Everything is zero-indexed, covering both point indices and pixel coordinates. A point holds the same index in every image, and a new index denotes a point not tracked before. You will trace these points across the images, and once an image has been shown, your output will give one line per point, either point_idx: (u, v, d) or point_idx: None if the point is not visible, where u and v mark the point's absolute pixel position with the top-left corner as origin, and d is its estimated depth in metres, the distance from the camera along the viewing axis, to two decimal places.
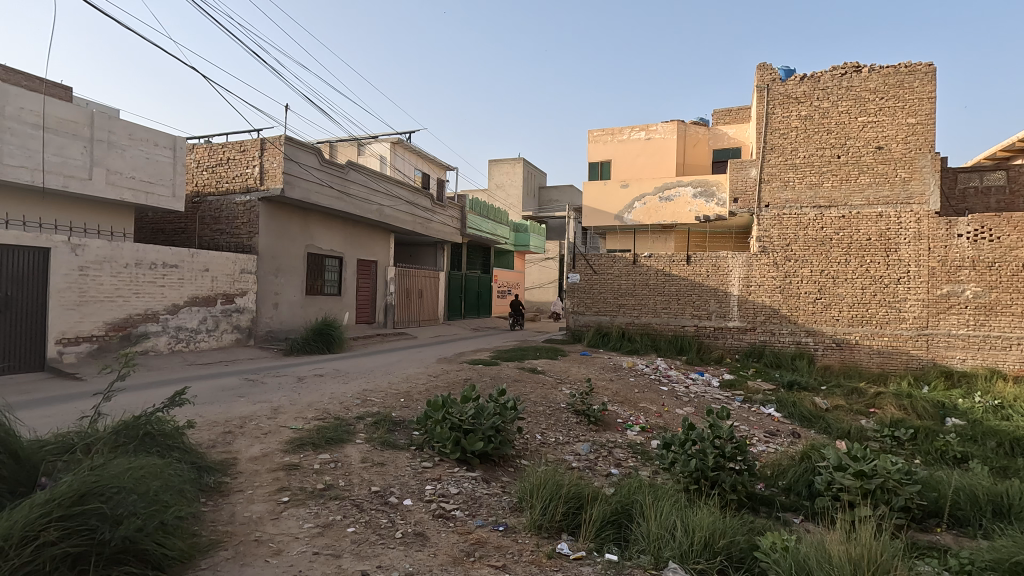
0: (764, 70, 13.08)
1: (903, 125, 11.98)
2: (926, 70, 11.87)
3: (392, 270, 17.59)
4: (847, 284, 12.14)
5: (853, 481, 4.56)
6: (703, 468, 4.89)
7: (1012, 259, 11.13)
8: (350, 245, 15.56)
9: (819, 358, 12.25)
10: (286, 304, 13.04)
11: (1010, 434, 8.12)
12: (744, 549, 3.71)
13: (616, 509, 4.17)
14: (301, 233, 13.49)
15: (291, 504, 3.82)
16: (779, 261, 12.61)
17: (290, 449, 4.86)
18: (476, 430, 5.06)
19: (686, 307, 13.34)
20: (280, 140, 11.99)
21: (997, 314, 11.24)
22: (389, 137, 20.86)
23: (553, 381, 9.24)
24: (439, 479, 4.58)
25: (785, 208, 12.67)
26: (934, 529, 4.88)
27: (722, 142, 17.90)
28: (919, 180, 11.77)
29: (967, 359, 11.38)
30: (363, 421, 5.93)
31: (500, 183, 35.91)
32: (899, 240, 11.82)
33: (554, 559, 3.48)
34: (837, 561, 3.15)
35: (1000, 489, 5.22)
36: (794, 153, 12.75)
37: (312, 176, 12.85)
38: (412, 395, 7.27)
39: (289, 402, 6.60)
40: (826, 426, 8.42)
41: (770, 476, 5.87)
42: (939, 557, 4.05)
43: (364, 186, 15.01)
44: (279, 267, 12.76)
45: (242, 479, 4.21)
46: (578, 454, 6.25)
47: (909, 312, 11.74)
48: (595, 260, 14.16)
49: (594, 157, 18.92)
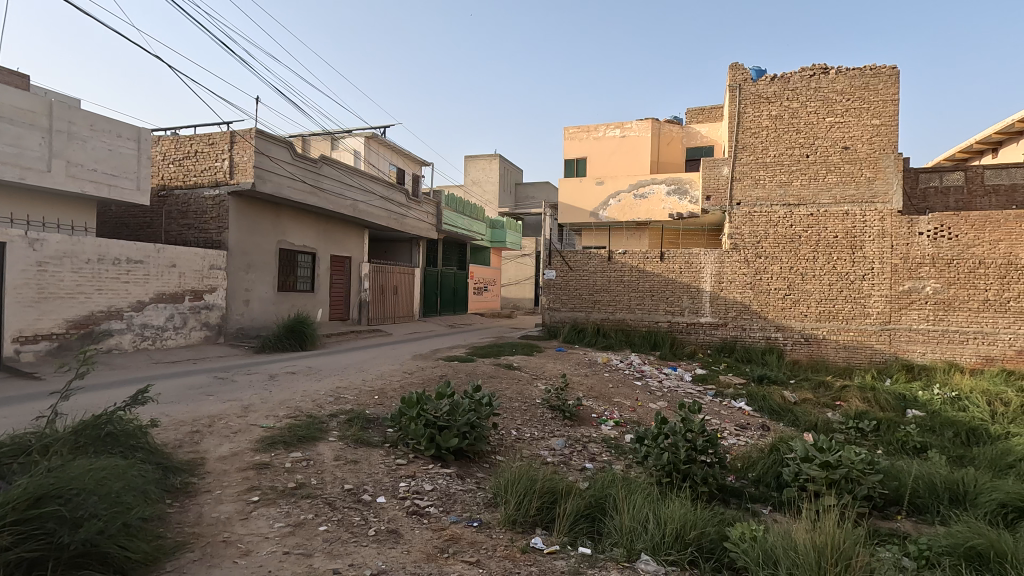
0: (737, 70, 13.31)
1: (868, 126, 12.34)
2: (889, 73, 12.26)
3: (367, 266, 17.37)
4: (815, 280, 12.45)
5: (819, 471, 4.71)
6: (675, 461, 4.99)
7: (969, 256, 11.55)
8: (323, 241, 15.33)
9: (788, 353, 12.57)
10: (257, 300, 12.77)
11: (966, 424, 8.46)
12: (714, 540, 3.78)
13: (590, 503, 4.22)
14: (273, 228, 13.21)
15: (262, 504, 3.75)
16: (750, 258, 12.88)
17: (260, 447, 4.76)
18: (452, 426, 5.03)
19: (660, 303, 13.55)
20: (250, 133, 11.72)
21: (955, 309, 11.66)
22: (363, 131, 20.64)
23: (528, 377, 9.28)
24: (413, 475, 4.56)
25: (756, 205, 12.90)
26: (895, 515, 5.05)
27: (696, 140, 18.17)
28: (883, 179, 12.14)
29: (927, 353, 11.79)
30: (336, 419, 5.87)
31: (476, 178, 35.73)
32: (864, 238, 12.15)
33: (528, 554, 3.50)
34: (802, 549, 3.24)
35: (957, 477, 5.43)
36: (764, 152, 12.99)
37: (284, 170, 12.60)
38: (386, 392, 7.20)
39: (260, 400, 6.49)
40: (794, 419, 8.64)
41: (741, 468, 5.97)
42: (899, 543, 4.20)
43: (338, 180, 14.79)
44: (250, 262, 12.48)
45: (210, 479, 4.11)
46: (553, 449, 6.28)
47: (873, 308, 12.10)
48: (571, 256, 14.21)
49: (570, 154, 19.06)
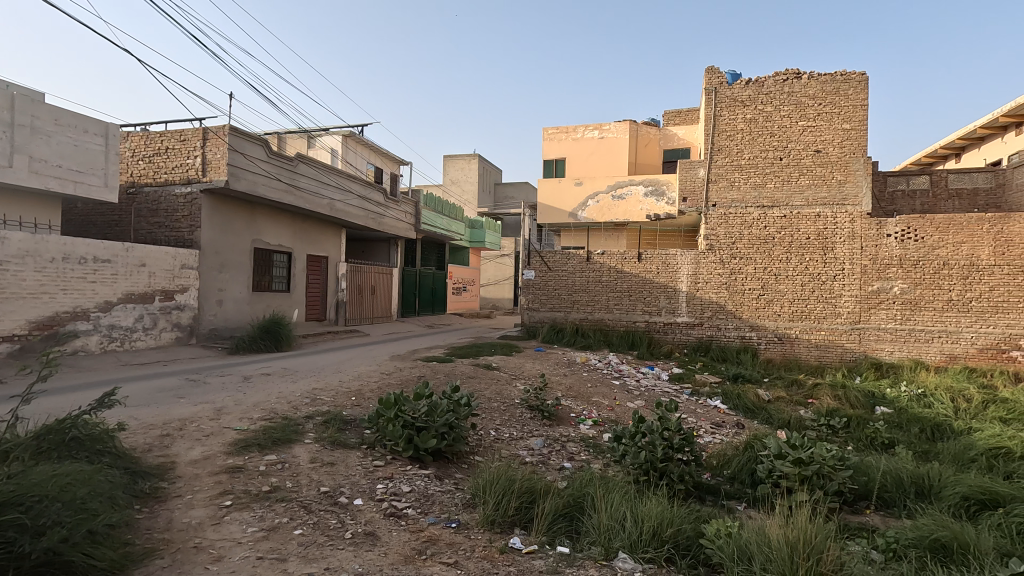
0: (713, 74, 13.52)
1: (839, 131, 12.65)
2: (859, 79, 12.58)
3: (344, 266, 17.16)
4: (788, 280, 12.71)
5: (792, 468, 4.81)
6: (652, 459, 5.03)
7: (934, 257, 11.92)
8: (299, 240, 15.09)
9: (762, 352, 12.81)
10: (231, 301, 12.51)
11: (931, 420, 8.72)
12: (691, 537, 3.83)
13: (568, 502, 4.23)
14: (247, 227, 12.96)
15: (235, 508, 3.68)
16: (725, 259, 13.10)
17: (234, 450, 4.67)
18: (430, 427, 5.00)
19: (637, 303, 13.68)
20: (223, 130, 11.48)
21: (921, 308, 12.03)
22: (341, 130, 20.42)
23: (507, 377, 9.28)
24: (391, 477, 4.51)
25: (731, 207, 13.12)
26: (864, 510, 5.18)
27: (673, 142, 18.41)
28: (853, 182, 12.45)
29: (895, 351, 12.13)
30: (312, 420, 5.78)
31: (455, 178, 35.60)
32: (835, 239, 12.44)
33: (507, 554, 3.49)
34: (775, 545, 3.30)
35: (923, 472, 5.59)
36: (739, 155, 13.21)
37: (258, 168, 12.37)
38: (363, 393, 7.12)
39: (233, 402, 6.36)
40: (768, 416, 8.80)
41: (716, 465, 6.05)
42: (868, 536, 4.31)
43: (314, 179, 14.58)
44: (223, 262, 12.22)
45: (181, 483, 4.01)
46: (532, 449, 6.29)
47: (843, 308, 12.41)
48: (550, 256, 14.25)
49: (549, 154, 19.12)
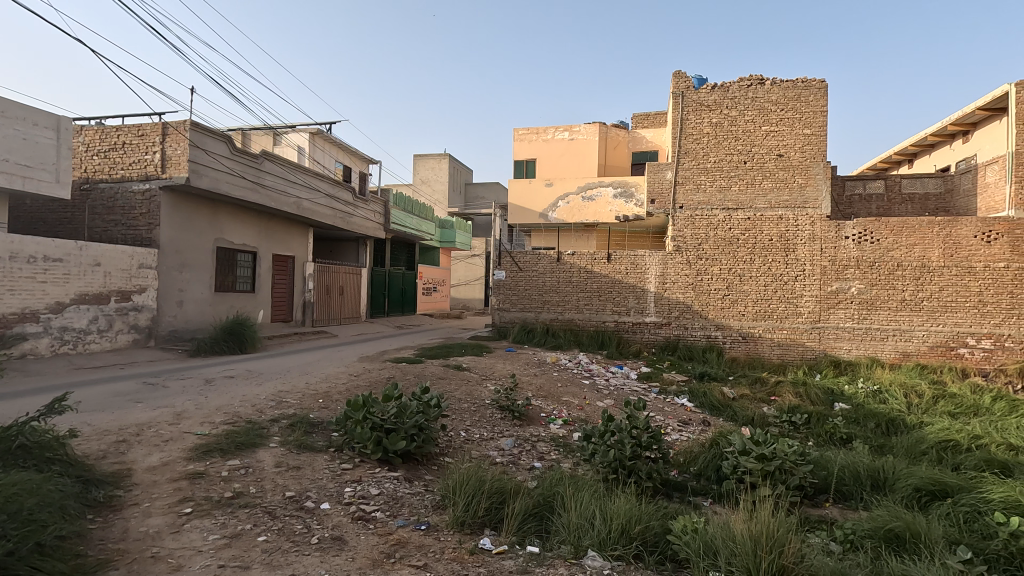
0: (680, 78, 13.78)
1: (800, 136, 13.02)
2: (819, 86, 12.98)
3: (311, 266, 16.83)
4: (752, 281, 13.04)
5: (755, 464, 4.94)
6: (621, 457, 5.09)
7: (889, 258, 12.41)
8: (264, 239, 14.74)
9: (727, 351, 13.12)
10: (192, 301, 12.12)
11: (886, 416, 9.07)
12: (658, 533, 3.89)
13: (538, 502, 4.25)
14: (209, 225, 12.59)
15: (195, 515, 3.56)
16: (692, 260, 13.36)
17: (195, 456, 4.52)
18: (399, 429, 4.95)
19: (607, 303, 13.83)
20: (184, 125, 11.12)
21: (877, 308, 12.50)
22: (308, 127, 20.05)
23: (478, 377, 9.25)
24: (359, 480, 4.45)
25: (698, 209, 13.39)
26: (824, 503, 5.35)
27: (641, 145, 18.72)
28: (813, 186, 12.84)
29: (853, 349, 12.57)
30: (278, 424, 5.64)
31: (425, 178, 35.32)
32: (796, 241, 12.82)
33: (477, 554, 3.49)
34: (739, 539, 3.39)
35: (879, 465, 5.81)
36: (706, 158, 13.49)
37: (221, 165, 12.02)
38: (331, 395, 6.99)
39: (195, 406, 6.16)
40: (733, 414, 9.01)
41: (683, 462, 6.17)
42: (827, 528, 4.46)
43: (280, 177, 14.25)
44: (183, 261, 11.83)
45: (138, 491, 3.86)
46: (502, 449, 6.29)
47: (804, 307, 12.80)
48: (520, 257, 14.28)
49: (519, 155, 19.15)
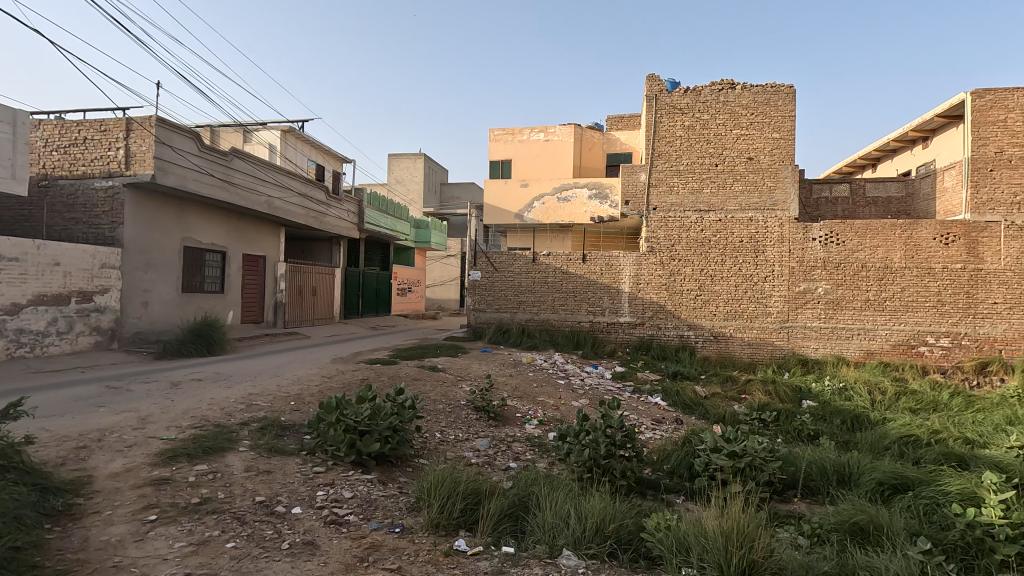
0: (653, 81, 13.96)
1: (769, 139, 13.30)
2: (787, 91, 13.28)
3: (283, 266, 16.52)
4: (723, 281, 13.29)
5: (726, 461, 5.03)
6: (595, 456, 5.12)
7: (854, 260, 12.78)
8: (234, 238, 14.40)
9: (699, 350, 13.35)
10: (158, 302, 11.77)
11: (851, 412, 9.34)
12: (632, 531, 3.92)
13: (513, 502, 4.25)
14: (176, 224, 12.24)
15: (160, 523, 3.45)
16: (665, 260, 13.55)
17: (160, 461, 4.39)
18: (373, 430, 4.88)
19: (582, 304, 13.93)
20: (150, 120, 10.79)
21: (843, 308, 12.86)
22: (279, 124, 19.70)
23: (453, 378, 9.21)
24: (332, 483, 4.38)
25: (671, 210, 13.59)
26: (792, 498, 5.48)
27: (616, 147, 18.93)
28: (782, 189, 13.14)
29: (820, 348, 12.91)
30: (247, 427, 5.52)
31: (400, 178, 35.03)
32: (766, 242, 13.11)
33: (452, 556, 3.47)
34: (711, 535, 3.45)
35: (844, 461, 5.97)
36: (678, 160, 13.69)
37: (189, 162, 11.71)
38: (303, 398, 6.87)
39: (160, 410, 5.98)
40: (705, 412, 9.15)
41: (657, 460, 6.24)
42: (795, 523, 4.57)
43: (250, 175, 13.95)
44: (149, 261, 11.48)
45: (99, 499, 3.73)
46: (477, 450, 6.27)
47: (773, 307, 13.10)
48: (496, 257, 14.28)
49: (495, 156, 19.14)
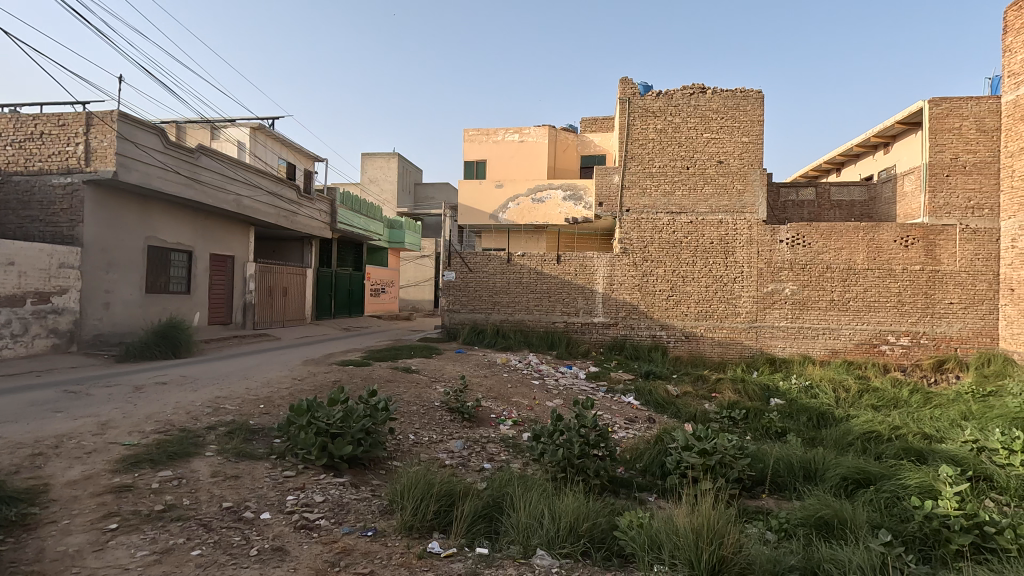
0: (626, 84, 14.12)
1: (739, 143, 13.58)
2: (756, 96, 13.58)
3: (253, 266, 16.16)
4: (694, 282, 13.52)
5: (697, 459, 5.11)
6: (569, 456, 5.15)
7: (819, 261, 13.14)
8: (201, 238, 14.03)
9: (671, 350, 13.56)
10: (120, 303, 11.38)
11: (817, 410, 9.60)
12: (605, 530, 3.95)
13: (487, 503, 4.24)
14: (139, 222, 11.86)
15: (121, 531, 3.34)
16: (638, 262, 13.72)
17: (121, 468, 4.24)
18: (345, 433, 4.81)
19: (556, 304, 14.00)
20: (111, 115, 10.43)
21: (809, 308, 13.22)
22: (249, 121, 19.28)
23: (427, 379, 9.14)
24: (302, 487, 4.30)
25: (643, 212, 13.77)
26: (760, 494, 5.61)
27: (590, 149, 19.11)
28: (750, 192, 13.43)
29: (787, 347, 13.24)
30: (215, 432, 5.38)
31: (373, 177, 34.64)
32: (735, 244, 13.38)
33: (425, 559, 3.44)
34: (682, 532, 3.51)
35: (810, 457, 6.12)
36: (651, 163, 13.88)
37: (153, 159, 11.36)
38: (273, 400, 6.74)
39: (123, 415, 5.78)
40: (676, 411, 9.29)
41: (629, 459, 6.31)
42: (763, 518, 4.67)
43: (218, 173, 13.61)
44: (110, 260, 11.10)
45: (56, 508, 3.58)
46: (452, 451, 6.24)
47: (742, 308, 13.39)
48: (470, 258, 14.25)
49: (469, 156, 19.10)
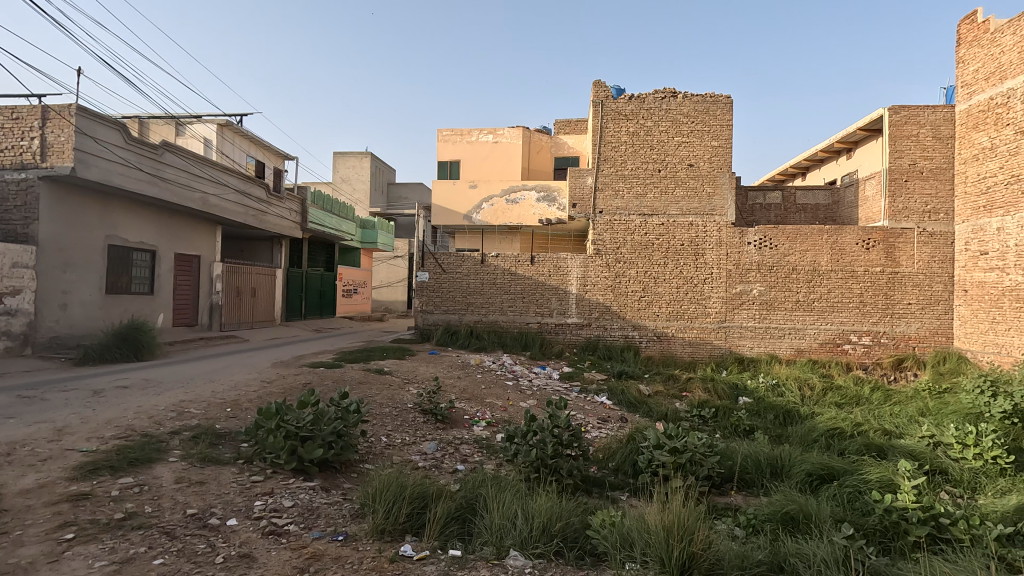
0: (599, 88, 14.27)
1: (708, 147, 13.84)
2: (725, 101, 13.86)
3: (219, 266, 15.76)
4: (665, 283, 13.73)
5: (668, 457, 5.18)
6: (542, 456, 5.16)
7: (786, 263, 13.49)
8: (165, 237, 13.61)
9: (643, 350, 13.73)
10: (78, 304, 10.96)
11: (783, 408, 9.83)
12: (578, 529, 3.97)
13: (460, 505, 4.22)
14: (99, 220, 11.44)
15: (78, 541, 3.21)
16: (611, 263, 13.87)
17: (79, 475, 4.08)
18: (316, 436, 4.72)
19: (530, 305, 14.04)
20: (69, 109, 10.03)
21: (776, 309, 13.55)
22: (216, 118, 18.82)
23: (400, 381, 9.05)
24: (271, 493, 4.20)
25: (616, 214, 13.92)
26: (729, 491, 5.72)
27: (563, 151, 19.25)
28: (720, 195, 13.69)
29: (755, 346, 13.54)
30: (179, 436, 5.22)
31: (346, 177, 34.17)
32: (705, 246, 13.63)
33: (397, 562, 3.40)
34: (654, 530, 3.55)
35: (777, 454, 6.27)
36: (623, 165, 14.04)
37: (114, 155, 10.98)
38: (240, 404, 6.58)
39: (80, 420, 5.56)
40: (648, 410, 9.40)
41: (602, 459, 6.36)
42: (732, 515, 4.76)
43: (183, 170, 13.23)
44: (68, 260, 10.68)
45: (7, 519, 3.42)
46: (425, 453, 6.19)
47: (712, 308, 13.64)
48: (443, 258, 14.18)
49: (443, 156, 19.01)
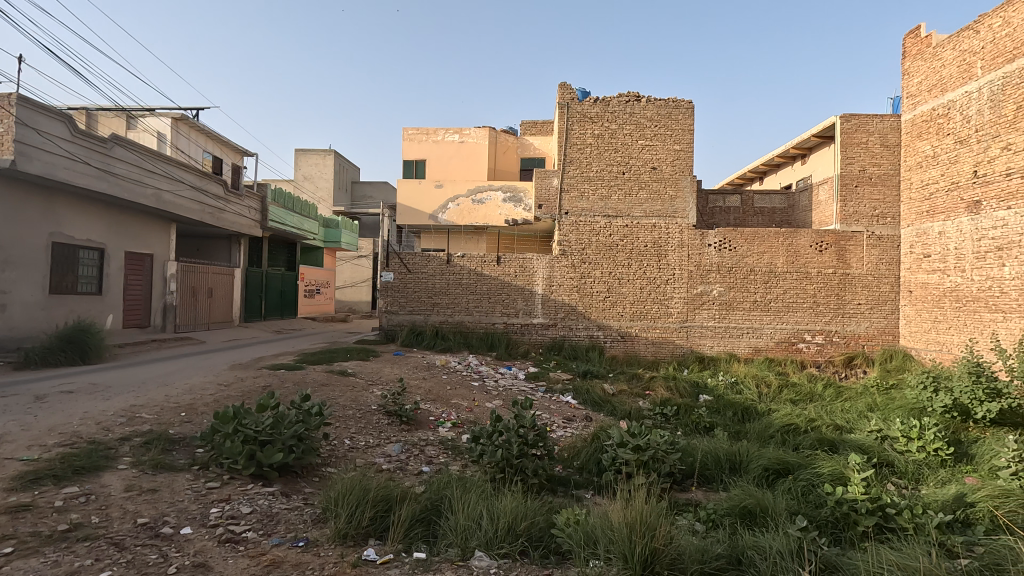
0: (565, 90, 14.38)
1: (671, 151, 14.12)
2: (687, 106, 14.16)
3: (174, 265, 15.18)
4: (629, 283, 13.95)
5: (632, 454, 5.26)
6: (508, 456, 5.17)
7: (744, 264, 13.89)
8: (114, 234, 13.02)
9: (607, 349, 13.91)
10: (18, 305, 10.37)
11: (742, 405, 10.11)
12: (543, 528, 3.99)
13: (425, 507, 4.19)
14: (42, 216, 10.86)
15: (17, 556, 3.04)
16: (577, 263, 14.00)
17: (18, 486, 3.86)
18: (276, 440, 4.60)
19: (496, 305, 14.04)
20: (8, 99, 9.48)
21: (735, 309, 13.94)
22: (170, 112, 18.12)
23: (364, 383, 8.91)
24: (228, 499, 4.07)
25: (581, 215, 14.08)
26: (690, 487, 5.86)
27: (529, 152, 19.35)
28: (681, 198, 13.99)
29: (715, 346, 13.90)
30: (129, 443, 5.00)
31: (308, 174, 33.45)
32: (667, 248, 13.91)
33: (359, 567, 3.35)
34: (618, 527, 3.60)
35: (736, 450, 6.45)
36: (588, 167, 14.20)
37: (59, 148, 10.43)
38: (195, 408, 6.35)
39: (20, 428, 5.26)
40: (612, 409, 9.52)
41: (567, 458, 6.41)
42: (692, 510, 4.87)
43: (135, 165, 12.67)
44: (7, 258, 10.09)
45: None
46: (389, 455, 6.11)
47: (674, 308, 13.93)
48: (409, 258, 14.05)
49: (409, 155, 18.82)
